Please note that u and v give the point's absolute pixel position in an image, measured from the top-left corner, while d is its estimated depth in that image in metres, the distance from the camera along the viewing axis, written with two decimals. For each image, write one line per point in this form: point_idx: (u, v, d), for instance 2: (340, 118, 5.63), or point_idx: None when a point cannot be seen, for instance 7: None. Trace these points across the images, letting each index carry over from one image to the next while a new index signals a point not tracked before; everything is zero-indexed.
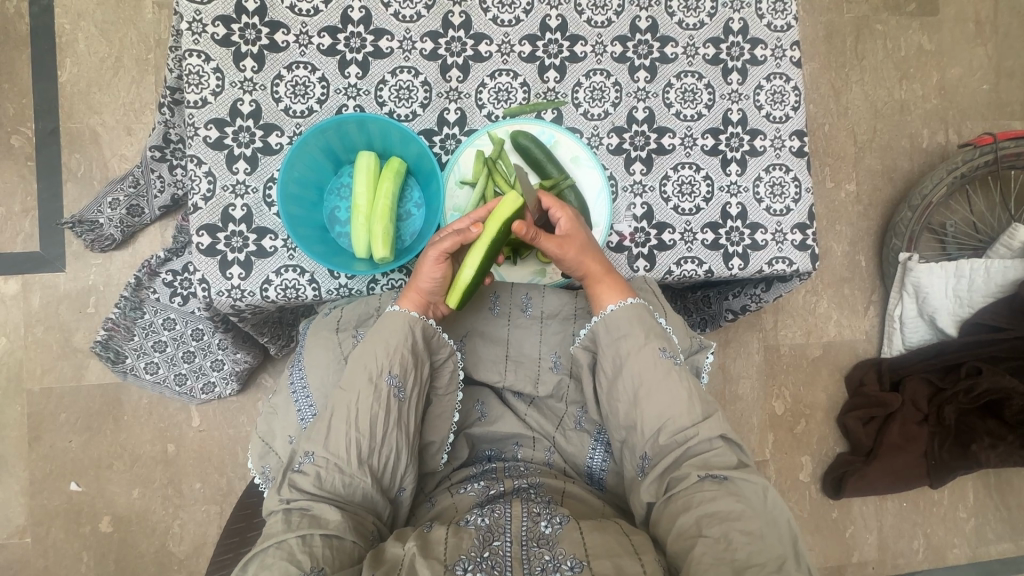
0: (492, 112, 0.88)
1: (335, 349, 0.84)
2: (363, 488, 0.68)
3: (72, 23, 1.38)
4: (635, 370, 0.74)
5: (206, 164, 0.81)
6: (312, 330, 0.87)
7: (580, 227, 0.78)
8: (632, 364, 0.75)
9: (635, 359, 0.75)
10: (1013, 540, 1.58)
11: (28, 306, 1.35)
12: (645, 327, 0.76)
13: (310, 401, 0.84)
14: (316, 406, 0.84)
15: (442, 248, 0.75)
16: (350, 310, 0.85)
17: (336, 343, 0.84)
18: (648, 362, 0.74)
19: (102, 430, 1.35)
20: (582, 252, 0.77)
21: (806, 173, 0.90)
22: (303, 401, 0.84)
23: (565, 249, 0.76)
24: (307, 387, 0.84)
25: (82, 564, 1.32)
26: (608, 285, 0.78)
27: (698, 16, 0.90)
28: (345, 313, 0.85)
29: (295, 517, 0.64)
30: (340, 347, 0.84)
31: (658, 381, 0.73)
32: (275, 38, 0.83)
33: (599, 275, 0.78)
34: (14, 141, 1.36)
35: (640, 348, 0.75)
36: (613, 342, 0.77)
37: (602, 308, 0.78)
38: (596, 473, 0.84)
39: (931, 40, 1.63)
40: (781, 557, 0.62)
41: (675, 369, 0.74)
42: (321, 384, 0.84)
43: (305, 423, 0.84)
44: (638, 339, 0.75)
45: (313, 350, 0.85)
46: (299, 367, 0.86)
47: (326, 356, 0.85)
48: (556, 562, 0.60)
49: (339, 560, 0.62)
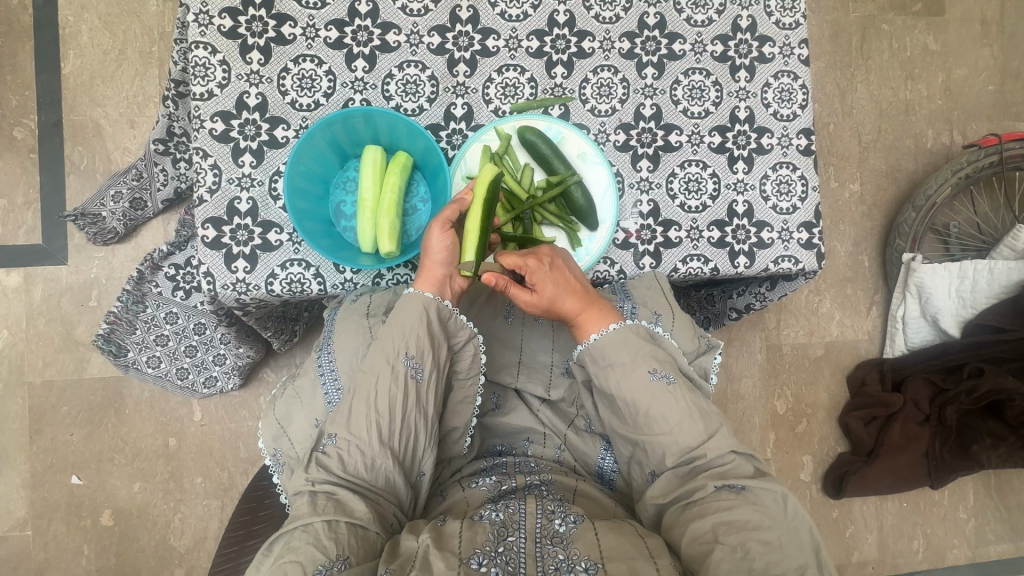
0: (499, 108, 0.87)
1: (364, 334, 0.82)
2: (386, 471, 0.67)
3: (76, 15, 1.38)
4: (629, 394, 0.73)
5: (212, 157, 0.81)
6: (340, 317, 0.85)
7: (549, 273, 0.76)
8: (623, 388, 0.73)
9: (625, 384, 0.73)
10: (1013, 541, 1.58)
11: (29, 299, 1.35)
12: (633, 353, 0.75)
13: (337, 384, 0.83)
14: (342, 387, 0.82)
15: (444, 216, 0.76)
16: (380, 297, 0.84)
17: (365, 329, 0.82)
18: (640, 385, 0.73)
19: (103, 424, 1.35)
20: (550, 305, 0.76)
21: (813, 172, 0.89)
22: (330, 384, 0.83)
23: (533, 302, 0.76)
24: (335, 371, 0.83)
25: (83, 557, 1.32)
26: (590, 316, 0.77)
27: (706, 12, 0.89)
28: (374, 300, 0.84)
29: (321, 501, 0.63)
30: (370, 332, 0.82)
31: (653, 403, 0.72)
32: (282, 30, 0.82)
33: (580, 309, 0.77)
34: (18, 133, 1.35)
35: (630, 372, 0.74)
36: (602, 369, 0.75)
37: (586, 337, 0.77)
38: (606, 474, 0.83)
39: (937, 40, 1.63)
40: (803, 565, 0.62)
41: (671, 390, 0.73)
42: (349, 367, 0.83)
43: (331, 406, 0.82)
44: (626, 365, 0.74)
45: (342, 333, 0.83)
46: (327, 351, 0.85)
47: (354, 342, 0.83)
48: (569, 563, 0.59)
49: (363, 551, 0.62)
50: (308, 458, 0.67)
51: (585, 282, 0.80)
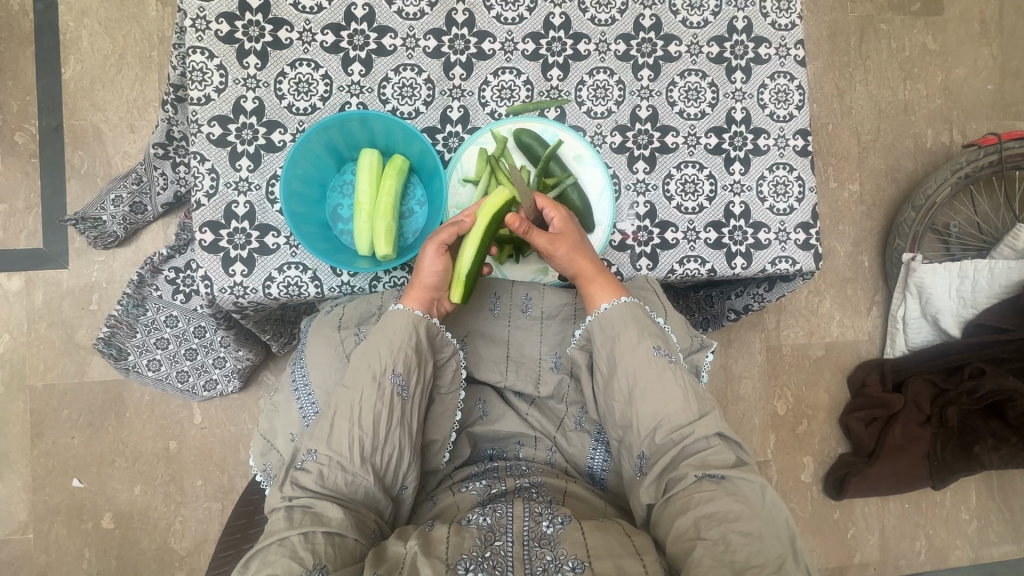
0: (495, 110, 0.87)
1: (337, 347, 0.84)
2: (365, 486, 0.68)
3: (77, 20, 1.39)
4: (630, 366, 0.74)
5: (210, 161, 0.81)
6: (314, 328, 0.86)
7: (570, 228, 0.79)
8: (626, 362, 0.75)
9: (629, 357, 0.75)
10: (1016, 542, 1.57)
11: (31, 303, 1.35)
12: (637, 326, 0.76)
13: (313, 400, 0.84)
14: (318, 405, 0.83)
15: (441, 239, 0.75)
16: (351, 309, 0.85)
17: (338, 341, 0.84)
18: (643, 359, 0.74)
19: (104, 427, 1.35)
20: (570, 252, 0.77)
21: (809, 172, 0.89)
22: (306, 399, 0.84)
23: (556, 246, 0.77)
24: (309, 385, 0.84)
25: (84, 560, 1.32)
26: (601, 285, 0.78)
27: (702, 14, 0.89)
28: (347, 311, 0.85)
29: (297, 514, 0.64)
30: (342, 344, 0.84)
31: (653, 379, 0.73)
32: (279, 35, 0.83)
33: (592, 274, 0.78)
34: (19, 138, 1.36)
35: (635, 347, 0.75)
36: (606, 342, 0.77)
37: (595, 307, 0.78)
38: (597, 473, 0.83)
39: (936, 40, 1.63)
40: (781, 556, 0.62)
41: (670, 368, 0.74)
42: (324, 383, 0.84)
43: (307, 422, 0.83)
44: (630, 338, 0.75)
45: (314, 347, 0.84)
46: (301, 365, 0.85)
47: (329, 354, 0.84)
48: (557, 563, 0.59)
49: (341, 558, 0.62)
50: (284, 475, 0.67)
51: (595, 254, 0.81)
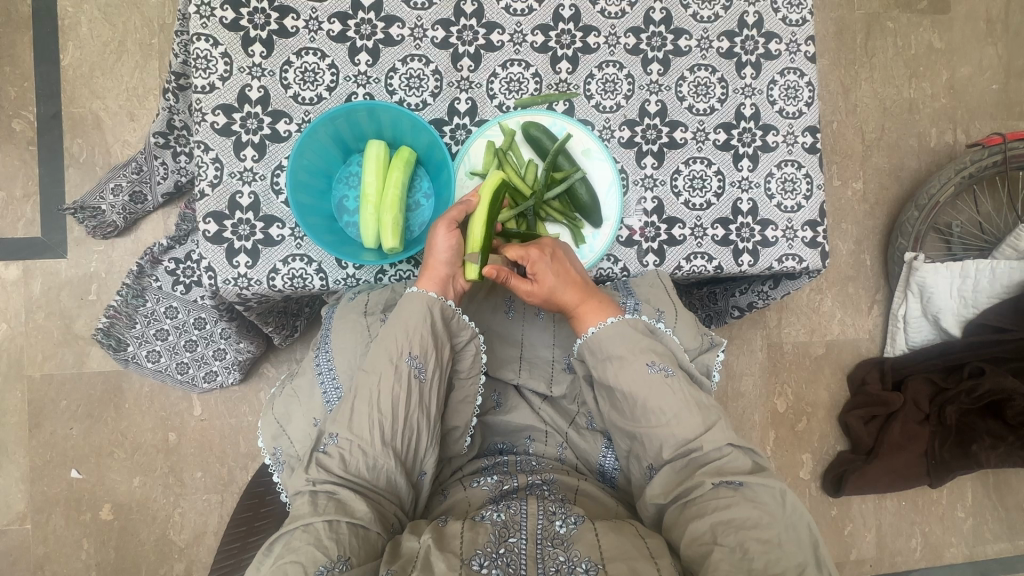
0: (503, 103, 0.87)
1: (362, 332, 0.82)
2: (388, 471, 0.67)
3: (75, 6, 1.37)
4: (626, 387, 0.73)
5: (214, 151, 0.80)
6: (338, 313, 0.85)
7: (548, 262, 0.76)
8: (621, 381, 0.74)
9: (622, 377, 0.74)
10: (1010, 540, 1.59)
11: (28, 292, 1.34)
12: (631, 345, 0.75)
13: (337, 383, 0.82)
14: (342, 387, 0.82)
15: (450, 216, 0.75)
16: (377, 295, 0.84)
17: (364, 326, 0.83)
18: (635, 377, 0.73)
19: (103, 418, 1.34)
20: (553, 288, 0.76)
21: (818, 170, 0.89)
22: (329, 383, 0.83)
23: (533, 295, 0.77)
24: (334, 369, 0.83)
25: (83, 551, 1.32)
26: (589, 309, 0.77)
27: (713, 8, 0.88)
28: (372, 297, 0.84)
29: (321, 499, 0.63)
30: (368, 329, 0.82)
31: (649, 395, 0.72)
32: (285, 23, 0.82)
33: (579, 301, 0.77)
34: (16, 125, 1.34)
35: (628, 365, 0.74)
36: (599, 364, 0.76)
37: (585, 330, 0.77)
38: (608, 472, 0.83)
39: (941, 38, 1.62)
40: (802, 563, 0.62)
41: (667, 383, 0.73)
42: (348, 366, 0.83)
43: (331, 405, 0.82)
44: (625, 358, 0.74)
45: (339, 334, 0.84)
46: (326, 349, 0.85)
47: (354, 337, 0.83)
48: (570, 564, 0.59)
49: (364, 551, 0.62)
50: (308, 458, 0.67)
51: (585, 275, 0.80)
